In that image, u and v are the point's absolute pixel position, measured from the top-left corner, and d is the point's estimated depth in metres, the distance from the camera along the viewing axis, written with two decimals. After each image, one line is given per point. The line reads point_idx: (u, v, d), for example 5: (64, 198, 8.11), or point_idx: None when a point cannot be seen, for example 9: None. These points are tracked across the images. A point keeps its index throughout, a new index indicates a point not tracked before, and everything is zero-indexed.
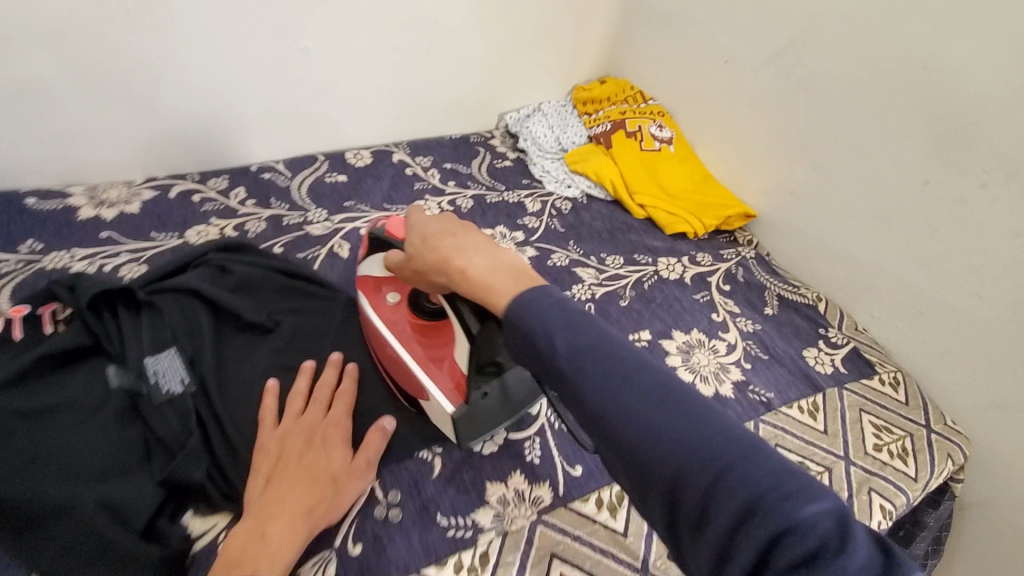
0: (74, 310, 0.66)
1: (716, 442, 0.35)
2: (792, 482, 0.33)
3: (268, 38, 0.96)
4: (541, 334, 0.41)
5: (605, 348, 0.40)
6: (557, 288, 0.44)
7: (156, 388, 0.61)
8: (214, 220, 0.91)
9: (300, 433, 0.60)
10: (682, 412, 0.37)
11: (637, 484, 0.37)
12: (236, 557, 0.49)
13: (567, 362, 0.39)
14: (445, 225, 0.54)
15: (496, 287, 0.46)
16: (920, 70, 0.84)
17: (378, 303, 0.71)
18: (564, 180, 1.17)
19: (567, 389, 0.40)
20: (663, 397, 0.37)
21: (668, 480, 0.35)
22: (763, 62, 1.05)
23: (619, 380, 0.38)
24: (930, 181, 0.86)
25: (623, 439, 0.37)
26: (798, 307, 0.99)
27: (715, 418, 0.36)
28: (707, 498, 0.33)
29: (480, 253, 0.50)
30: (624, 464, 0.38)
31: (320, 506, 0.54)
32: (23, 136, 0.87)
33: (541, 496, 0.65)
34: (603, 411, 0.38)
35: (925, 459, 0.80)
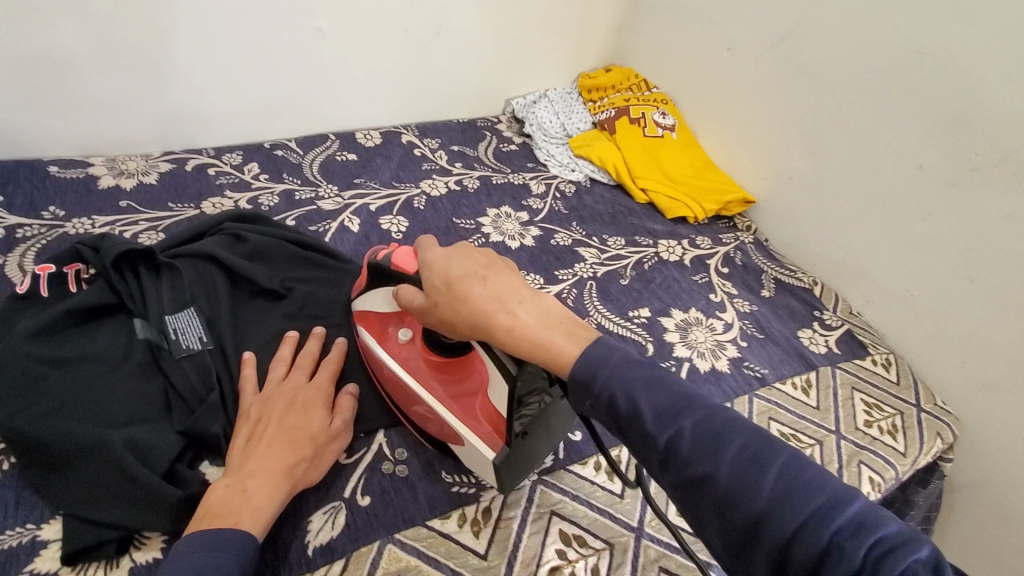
0: (98, 270, 0.69)
1: (818, 500, 0.38)
2: (897, 536, 0.36)
3: (283, 16, 0.99)
4: (631, 397, 0.45)
5: (694, 409, 0.44)
6: (627, 350, 0.48)
7: (177, 343, 0.64)
8: (229, 193, 0.94)
9: (280, 396, 0.61)
10: (780, 470, 0.39)
11: (737, 544, 0.40)
12: (216, 511, 0.50)
13: (660, 428, 0.43)
14: (472, 268, 0.55)
15: (553, 342, 0.50)
16: (918, 56, 0.86)
17: (389, 344, 0.67)
18: (568, 164, 1.19)
19: (665, 455, 0.43)
20: (756, 454, 0.40)
21: (777, 537, 0.37)
22: (765, 49, 1.07)
23: (712, 441, 0.42)
24: (925, 165, 0.88)
25: (722, 495, 0.40)
26: (794, 290, 1.01)
27: (814, 475, 0.39)
28: (818, 554, 0.36)
29: (519, 303, 0.52)
30: (728, 528, 0.40)
31: (301, 465, 0.56)
32: (47, 106, 0.90)
33: (542, 458, 0.68)
34: (702, 472, 0.41)
35: (913, 436, 0.83)
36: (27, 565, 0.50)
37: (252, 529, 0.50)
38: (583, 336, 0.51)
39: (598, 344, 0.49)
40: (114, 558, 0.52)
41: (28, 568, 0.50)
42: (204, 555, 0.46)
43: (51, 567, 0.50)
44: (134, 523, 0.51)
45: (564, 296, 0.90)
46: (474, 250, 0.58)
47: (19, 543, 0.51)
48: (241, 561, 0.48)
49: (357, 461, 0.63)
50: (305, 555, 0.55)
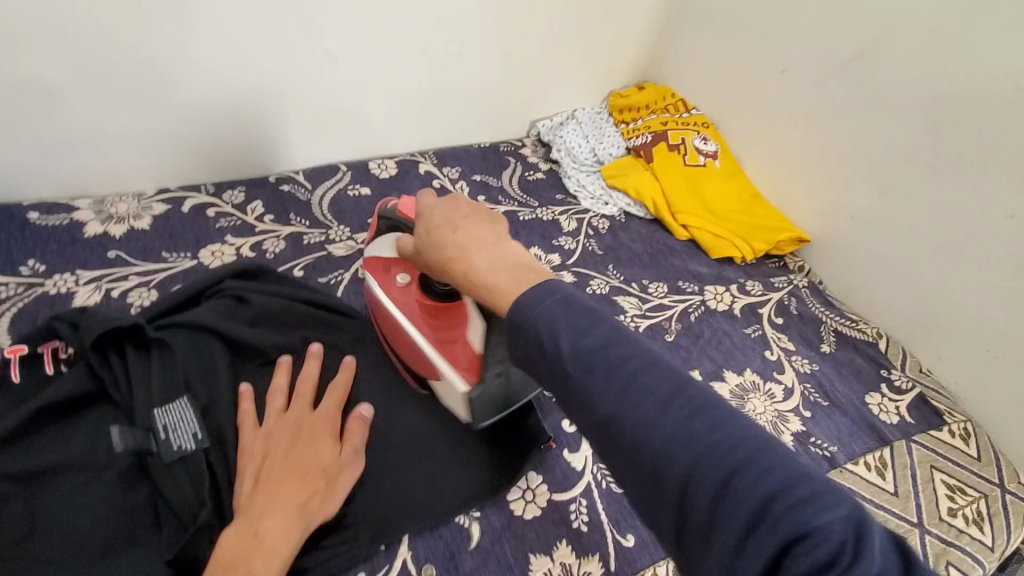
0: (77, 351, 0.59)
1: (727, 445, 0.33)
2: (807, 487, 0.31)
3: (290, 37, 0.89)
4: (546, 331, 0.38)
5: (614, 346, 0.37)
6: (563, 283, 0.40)
7: (167, 445, 0.54)
8: (230, 239, 0.85)
9: (284, 431, 0.57)
10: (693, 415, 0.34)
11: (644, 490, 0.35)
12: (227, 560, 0.46)
13: (574, 365, 0.37)
14: (451, 216, 0.49)
15: (497, 289, 0.43)
16: (1012, 91, 0.75)
17: (387, 284, 0.67)
18: (600, 196, 1.09)
19: (575, 395, 0.37)
20: (674, 398, 0.35)
21: (679, 486, 0.33)
22: (825, 73, 0.96)
23: (627, 382, 0.36)
24: (1016, 215, 0.77)
25: (629, 440, 0.34)
26: (856, 345, 0.91)
27: (732, 419, 0.34)
28: (716, 503, 0.31)
29: (482, 248, 0.46)
30: (632, 471, 0.35)
31: (311, 500, 0.53)
32: (27, 143, 0.80)
33: (591, 572, 0.59)
34: (612, 415, 0.35)
35: (1002, 524, 0.73)
36: None
37: (270, 573, 0.47)
38: (540, 280, 0.42)
39: (544, 285, 0.40)
40: None
41: None
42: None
43: None
44: None
45: None
46: (461, 195, 0.51)
47: None
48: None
49: None
50: None
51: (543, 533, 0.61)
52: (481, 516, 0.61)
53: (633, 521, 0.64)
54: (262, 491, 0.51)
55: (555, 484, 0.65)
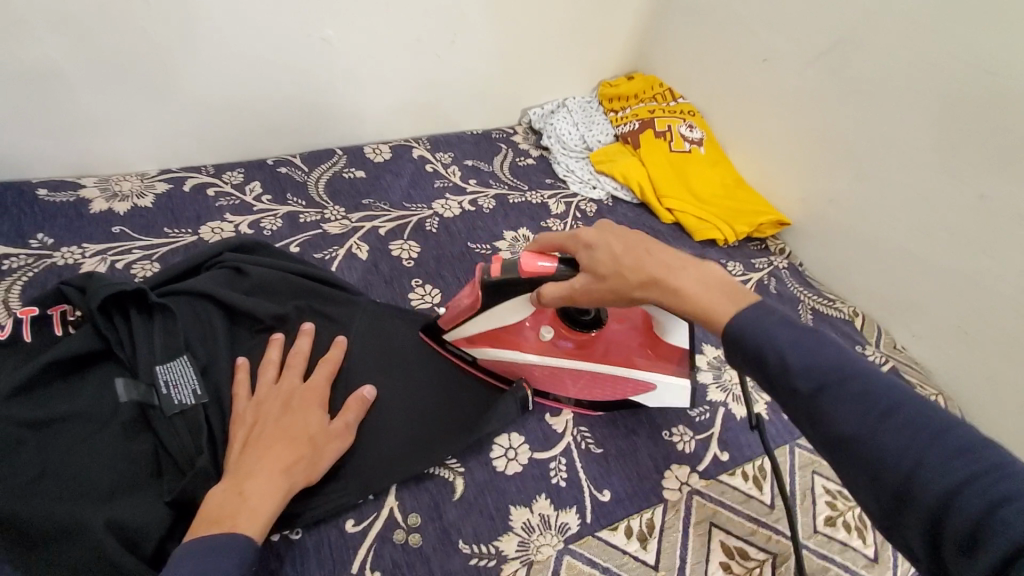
0: (84, 313, 0.63)
1: (987, 473, 0.36)
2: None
3: (290, 25, 0.93)
4: (775, 354, 0.44)
5: (851, 374, 0.42)
6: (793, 315, 0.46)
7: (168, 400, 0.58)
8: (230, 217, 0.88)
9: (274, 399, 0.59)
10: (945, 443, 0.38)
11: (891, 504, 0.39)
12: (213, 515, 0.48)
13: (808, 386, 0.43)
14: (634, 244, 0.56)
15: (715, 306, 0.50)
16: (982, 75, 0.79)
17: (534, 342, 0.70)
18: (588, 180, 1.12)
19: (814, 415, 0.43)
20: (923, 426, 0.39)
21: (932, 501, 0.37)
22: (806, 61, 0.99)
23: (873, 410, 0.41)
24: (988, 195, 0.80)
25: (875, 456, 0.40)
26: (832, 322, 0.95)
27: (987, 450, 0.37)
28: (980, 522, 0.35)
29: (682, 271, 0.53)
30: (878, 486, 0.40)
31: (298, 465, 0.54)
32: (37, 123, 0.84)
33: (568, 522, 0.63)
34: (855, 433, 0.41)
35: None
36: None
37: (253, 528, 0.48)
38: (746, 299, 0.49)
39: (759, 309, 0.47)
40: None
41: None
42: (204, 563, 0.44)
43: None
44: None
45: None
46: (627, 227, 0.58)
47: None
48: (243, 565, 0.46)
49: (366, 530, 0.59)
50: None
51: (523, 487, 0.65)
52: (464, 471, 0.65)
53: (610, 478, 0.67)
54: (250, 454, 0.53)
55: (537, 443, 0.69)
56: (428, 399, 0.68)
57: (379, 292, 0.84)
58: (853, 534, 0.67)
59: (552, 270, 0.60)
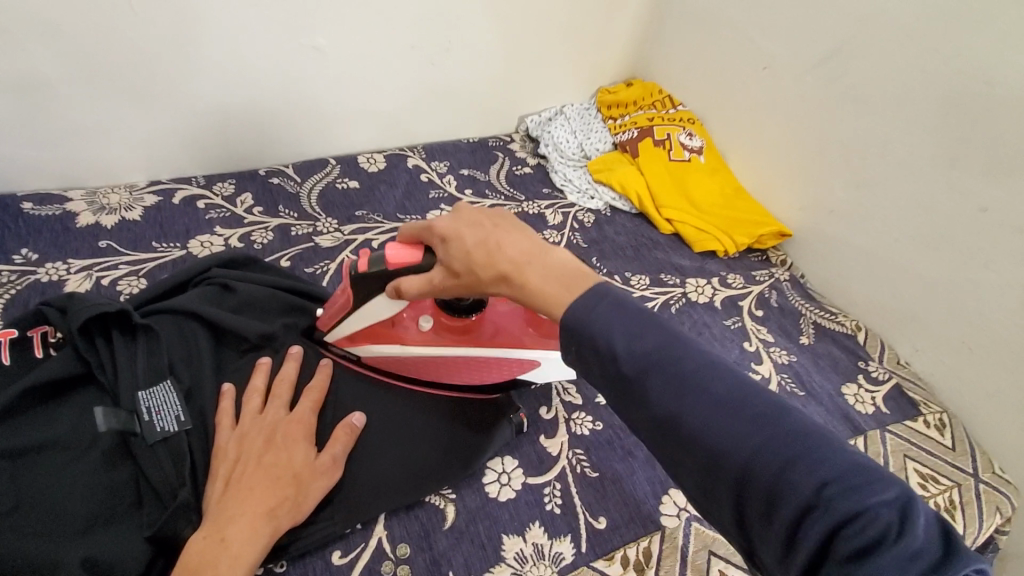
0: (65, 334, 0.61)
1: (780, 438, 0.36)
2: (856, 474, 0.34)
3: (279, 34, 0.91)
4: (606, 339, 0.43)
5: (667, 351, 0.42)
6: (614, 291, 0.45)
7: (150, 427, 0.56)
8: (219, 230, 0.86)
9: (258, 432, 0.57)
10: (745, 413, 0.38)
11: (703, 481, 0.38)
12: (192, 563, 0.47)
13: (632, 368, 0.42)
14: (484, 236, 0.52)
15: (551, 296, 0.48)
16: (983, 86, 0.77)
17: (414, 333, 0.68)
18: (586, 190, 1.10)
19: (634, 396, 0.42)
20: (729, 399, 0.39)
21: (735, 472, 0.36)
22: (805, 69, 0.98)
23: (684, 385, 0.40)
24: (989, 209, 0.78)
25: (689, 435, 0.39)
26: (835, 337, 0.93)
27: (784, 416, 0.38)
28: (772, 486, 0.35)
29: (531, 263, 0.50)
30: (689, 462, 0.39)
31: (282, 507, 0.52)
32: (22, 136, 0.83)
33: (562, 552, 0.61)
34: (673, 413, 0.39)
35: (974, 513, 0.75)
36: None
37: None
38: (589, 285, 0.47)
39: (591, 293, 0.45)
40: None
41: None
42: None
43: None
44: None
45: None
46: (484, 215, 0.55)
47: None
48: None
49: (354, 561, 0.57)
50: None
51: (516, 514, 0.63)
52: (456, 498, 0.63)
53: (605, 504, 0.65)
54: (232, 496, 0.51)
55: (531, 468, 0.67)
56: (419, 423, 0.65)
57: None
58: None
59: (410, 258, 0.57)
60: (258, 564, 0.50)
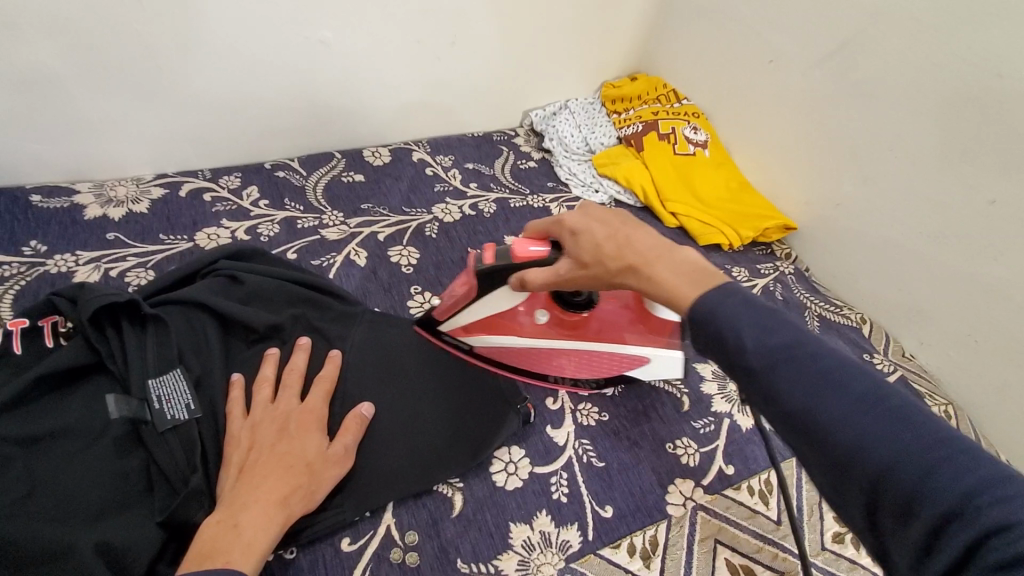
0: (75, 324, 0.61)
1: (923, 444, 0.35)
2: (1008, 486, 0.32)
3: (286, 29, 0.91)
4: (730, 330, 0.42)
5: (799, 346, 0.41)
6: (744, 287, 0.45)
7: (161, 415, 0.57)
8: (226, 222, 0.87)
9: (270, 422, 0.58)
10: (886, 414, 0.37)
11: (832, 477, 0.38)
12: (207, 549, 0.47)
13: (759, 359, 0.41)
14: (615, 230, 0.54)
15: (682, 292, 0.47)
16: (992, 79, 0.77)
17: (528, 327, 0.70)
18: (591, 184, 1.11)
19: (759, 388, 0.41)
20: (865, 398, 0.38)
21: (869, 473, 0.36)
22: (811, 63, 0.98)
23: (817, 380, 0.39)
24: (997, 201, 0.79)
25: (818, 431, 0.38)
26: (840, 330, 0.93)
27: (926, 421, 0.36)
28: (912, 491, 0.34)
29: (661, 257, 0.51)
30: (819, 459, 0.38)
31: (294, 495, 0.53)
32: (29, 129, 0.83)
33: (569, 540, 0.61)
34: (802, 406, 0.39)
35: None
36: None
37: (247, 564, 0.47)
38: (716, 282, 0.47)
39: (722, 288, 0.45)
40: None
41: None
42: None
43: None
44: None
45: None
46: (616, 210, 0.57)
47: None
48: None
49: (362, 549, 0.57)
50: None
51: (523, 503, 0.63)
52: (464, 486, 0.64)
53: (612, 493, 0.65)
54: (245, 483, 0.52)
55: (537, 458, 0.67)
56: (428, 413, 0.65)
57: (378, 301, 0.82)
58: (861, 551, 0.65)
59: (543, 255, 0.60)
60: (270, 552, 0.50)
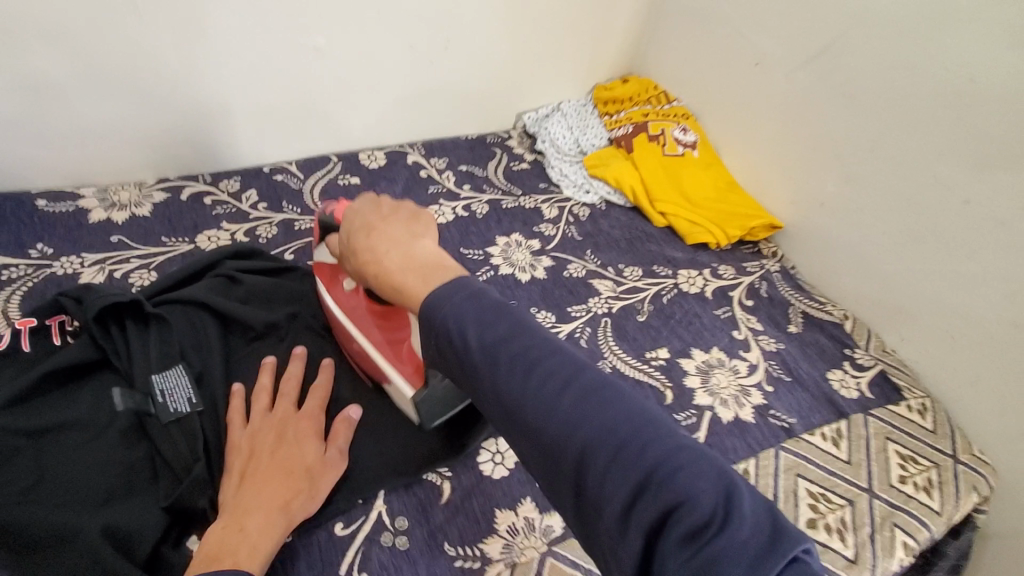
0: (81, 323, 0.65)
1: (618, 424, 0.35)
2: (685, 458, 0.34)
3: (283, 37, 0.94)
4: (457, 328, 0.40)
5: (517, 337, 0.40)
6: (473, 280, 0.43)
7: (165, 408, 0.60)
8: (225, 225, 0.90)
9: (269, 429, 0.59)
10: (590, 399, 0.37)
11: (546, 474, 0.37)
12: (214, 550, 0.48)
13: (483, 357, 0.39)
14: (367, 220, 0.52)
15: (404, 287, 0.45)
16: (965, 81, 0.79)
17: (336, 289, 0.71)
18: (582, 184, 1.13)
19: (483, 384, 0.39)
20: (573, 384, 0.37)
21: (574, 464, 0.35)
22: (795, 65, 1.00)
23: (530, 371, 0.38)
24: (971, 201, 0.81)
25: (531, 425, 0.37)
26: (823, 326, 0.95)
27: (625, 400, 0.37)
28: (607, 477, 0.34)
29: (392, 250, 0.48)
30: (535, 453, 0.37)
31: (295, 501, 0.55)
32: (34, 136, 0.85)
33: (552, 525, 0.64)
34: (518, 401, 0.37)
35: (950, 491, 0.77)
36: None
37: (253, 566, 0.48)
38: (442, 277, 0.44)
39: (452, 283, 0.43)
40: None
41: None
42: None
43: None
44: None
45: (576, 335, 0.85)
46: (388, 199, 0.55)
47: None
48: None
49: (354, 532, 0.60)
50: None
51: (509, 491, 0.66)
52: (451, 475, 0.66)
53: None
54: (247, 488, 0.53)
55: None
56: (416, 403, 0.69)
57: None
58: (833, 535, 0.69)
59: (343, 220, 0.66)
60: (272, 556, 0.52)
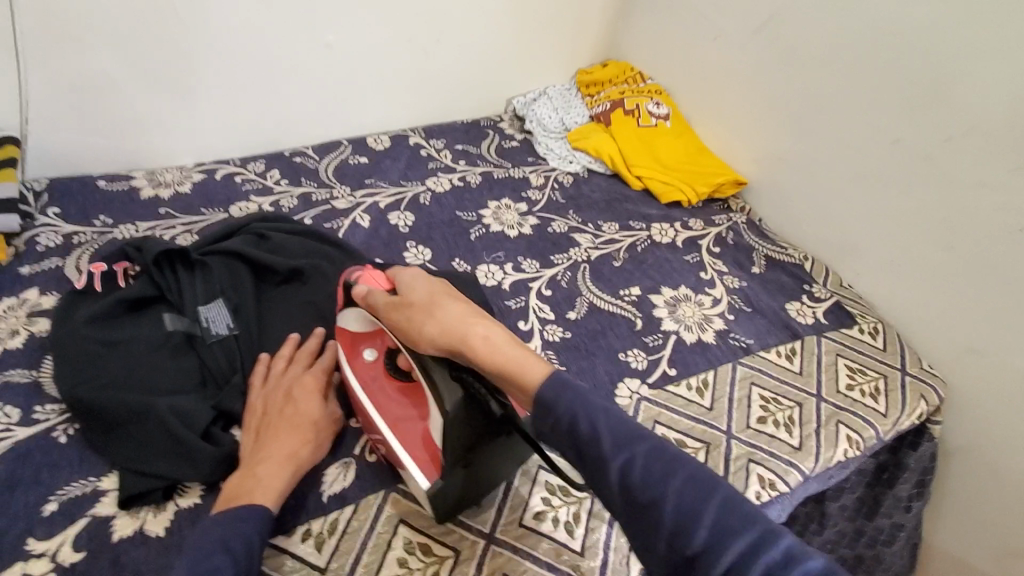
0: (142, 267, 0.79)
1: (749, 529, 0.42)
2: (820, 569, 0.40)
3: (296, 35, 1.09)
4: (587, 423, 0.47)
5: (642, 438, 0.47)
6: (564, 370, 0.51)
7: (208, 330, 0.74)
8: (253, 198, 1.05)
9: (279, 391, 0.67)
10: (720, 501, 0.43)
11: (680, 565, 0.43)
12: (233, 492, 0.57)
13: (614, 454, 0.46)
14: (446, 292, 0.59)
15: (518, 362, 0.52)
16: (887, 33, 0.91)
17: (356, 359, 0.68)
18: (566, 156, 1.26)
19: (614, 479, 0.46)
20: (701, 486, 0.44)
21: (711, 561, 0.41)
22: (748, 36, 1.12)
23: (661, 470, 0.45)
24: (902, 139, 0.91)
25: (665, 522, 0.43)
26: (785, 267, 1.05)
27: (752, 506, 0.43)
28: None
29: (488, 326, 0.55)
30: (668, 549, 0.43)
31: (303, 450, 0.62)
32: (95, 128, 1.01)
33: None
34: (649, 499, 0.44)
35: (896, 398, 0.86)
36: (91, 509, 0.61)
37: (266, 502, 0.57)
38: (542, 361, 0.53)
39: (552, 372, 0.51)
40: (161, 503, 0.62)
41: (90, 512, 0.61)
42: (226, 522, 0.53)
43: (109, 511, 0.61)
44: (178, 474, 0.62)
45: (558, 278, 0.97)
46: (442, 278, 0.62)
47: (82, 493, 0.62)
48: (257, 526, 0.54)
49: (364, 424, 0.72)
50: (320, 503, 0.64)
51: None
52: None
53: None
54: (262, 443, 0.61)
55: None
56: None
57: (379, 252, 0.99)
58: (780, 429, 0.80)
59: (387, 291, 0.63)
60: (286, 495, 0.60)
